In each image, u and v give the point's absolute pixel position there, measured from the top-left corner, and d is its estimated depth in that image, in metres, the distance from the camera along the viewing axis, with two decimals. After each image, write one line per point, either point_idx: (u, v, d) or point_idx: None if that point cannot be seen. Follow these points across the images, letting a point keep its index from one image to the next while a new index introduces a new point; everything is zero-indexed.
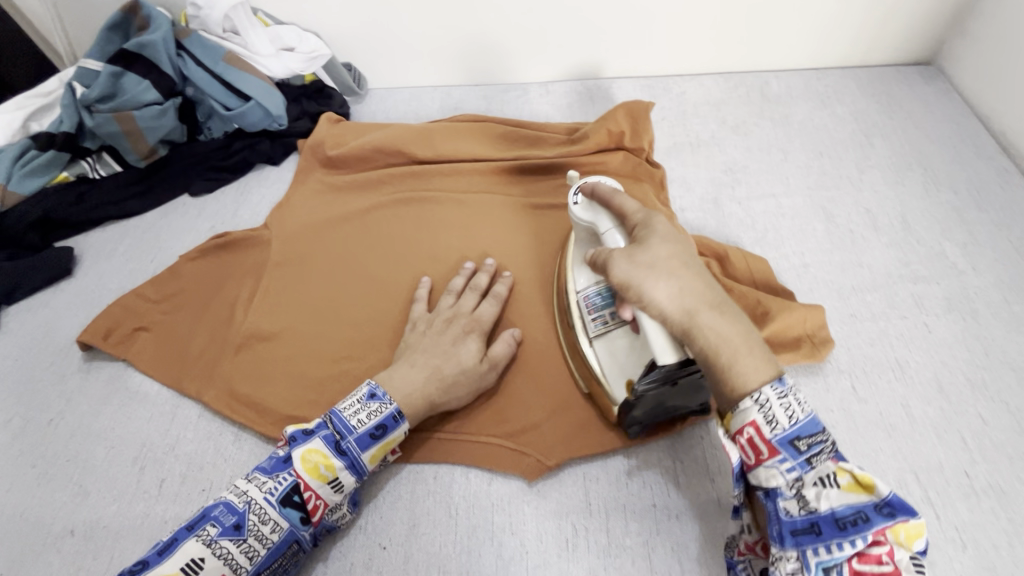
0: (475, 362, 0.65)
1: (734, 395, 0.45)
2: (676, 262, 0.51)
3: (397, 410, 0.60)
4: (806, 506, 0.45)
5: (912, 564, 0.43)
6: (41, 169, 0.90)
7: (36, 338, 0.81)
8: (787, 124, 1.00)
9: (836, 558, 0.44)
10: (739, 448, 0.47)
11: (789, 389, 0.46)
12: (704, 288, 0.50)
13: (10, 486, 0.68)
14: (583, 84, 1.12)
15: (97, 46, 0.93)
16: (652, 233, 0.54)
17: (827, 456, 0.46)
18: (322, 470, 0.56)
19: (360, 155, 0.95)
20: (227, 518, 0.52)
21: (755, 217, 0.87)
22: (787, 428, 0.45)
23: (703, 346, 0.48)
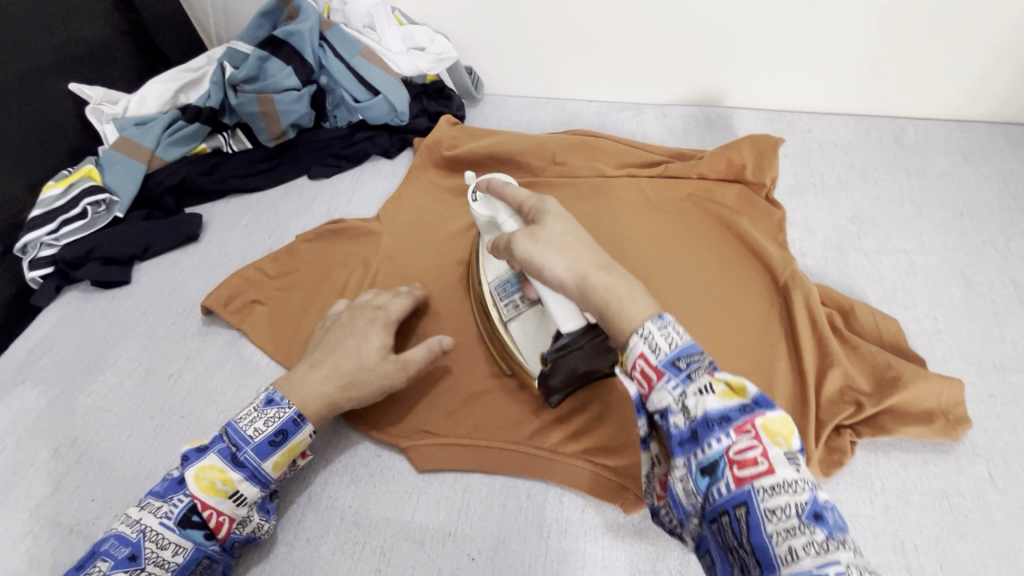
0: (374, 358, 0.65)
1: (673, 395, 0.44)
2: (567, 237, 0.57)
3: (296, 413, 0.61)
4: (686, 409, 0.44)
5: (787, 461, 0.40)
6: (186, 140, 0.97)
7: (164, 296, 0.86)
8: (922, 177, 0.94)
9: (710, 457, 0.42)
10: (632, 377, 0.46)
11: (670, 319, 0.47)
12: (596, 258, 0.55)
13: (131, 432, 0.72)
14: (700, 110, 1.10)
15: (249, 31, 1.00)
16: (546, 212, 0.60)
17: (705, 369, 0.45)
18: (218, 485, 0.57)
19: (474, 159, 0.96)
20: (120, 550, 0.53)
21: (884, 271, 0.81)
22: (669, 351, 0.45)
23: (632, 347, 0.47)
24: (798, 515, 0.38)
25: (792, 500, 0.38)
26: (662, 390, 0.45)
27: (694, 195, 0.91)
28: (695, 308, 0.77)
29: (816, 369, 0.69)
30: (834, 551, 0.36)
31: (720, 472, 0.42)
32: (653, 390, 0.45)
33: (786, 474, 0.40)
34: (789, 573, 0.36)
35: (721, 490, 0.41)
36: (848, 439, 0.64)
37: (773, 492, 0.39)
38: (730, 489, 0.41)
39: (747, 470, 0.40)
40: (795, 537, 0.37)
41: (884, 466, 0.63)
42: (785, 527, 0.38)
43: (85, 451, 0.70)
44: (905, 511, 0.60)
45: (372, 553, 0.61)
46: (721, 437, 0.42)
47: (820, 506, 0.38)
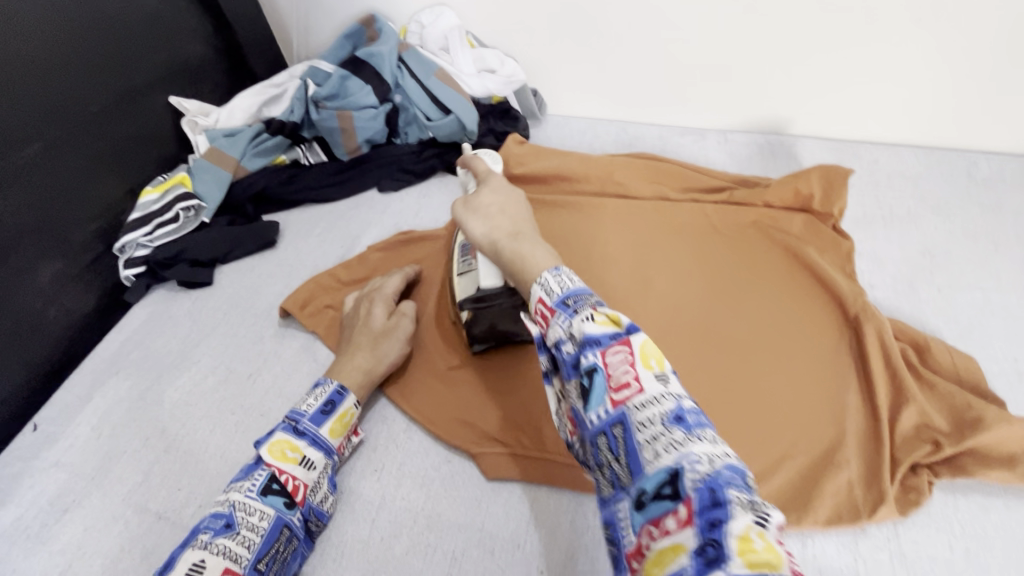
0: (382, 321, 0.76)
1: (562, 326, 0.45)
2: (494, 208, 0.64)
3: (338, 384, 0.69)
4: (572, 335, 0.44)
5: (656, 378, 0.41)
6: (268, 151, 1.03)
7: (244, 298, 0.91)
8: (997, 213, 0.92)
9: (594, 386, 0.42)
10: (535, 319, 0.49)
11: (565, 271, 0.50)
12: (508, 226, 0.61)
13: (214, 426, 0.76)
14: (763, 137, 1.10)
15: (332, 52, 1.07)
16: (483, 216, 0.63)
17: (591, 304, 0.46)
18: (289, 453, 0.63)
19: (544, 179, 1.00)
20: (216, 522, 0.56)
21: (958, 308, 0.80)
22: (561, 292, 0.48)
23: (534, 295, 0.50)
24: (663, 420, 0.39)
25: (657, 409, 0.39)
26: (555, 324, 0.46)
27: (761, 222, 0.91)
28: (758, 338, 0.77)
29: (889, 404, 0.68)
30: (690, 444, 0.37)
31: (600, 398, 0.42)
32: (549, 325, 0.47)
33: (653, 389, 0.41)
34: (654, 472, 0.37)
35: (601, 413, 0.41)
36: (925, 479, 0.63)
37: (642, 406, 0.40)
38: (608, 412, 0.41)
39: (622, 393, 0.41)
40: (658, 441, 0.38)
41: (963, 508, 0.62)
42: (651, 435, 0.39)
43: (172, 442, 0.74)
44: (986, 556, 0.59)
45: (443, 557, 0.63)
46: (592, 355, 0.43)
47: (682, 411, 0.39)
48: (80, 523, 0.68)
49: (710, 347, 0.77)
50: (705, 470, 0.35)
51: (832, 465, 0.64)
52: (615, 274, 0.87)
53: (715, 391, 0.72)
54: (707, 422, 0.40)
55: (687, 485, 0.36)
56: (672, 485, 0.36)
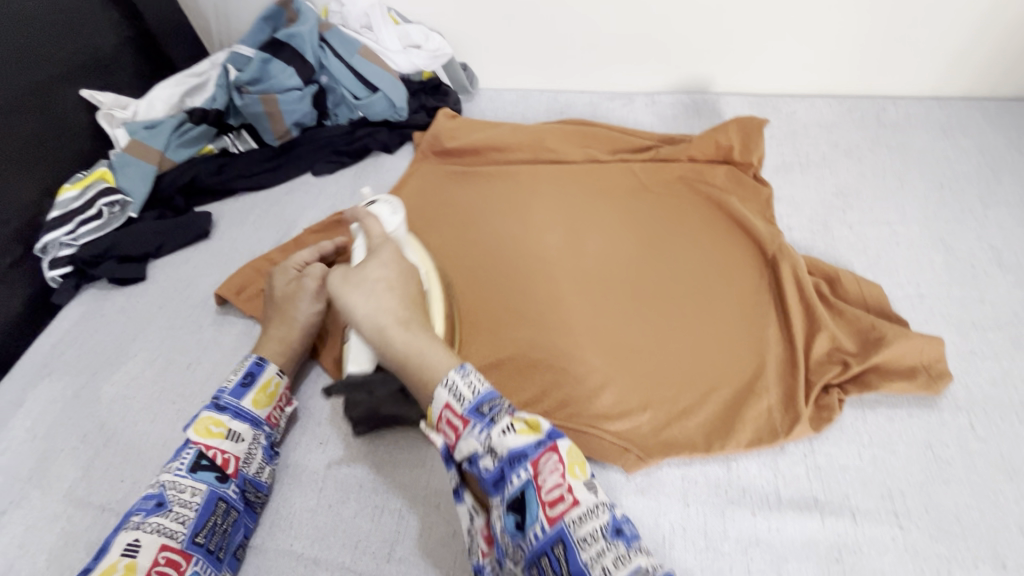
0: (286, 288, 0.76)
1: (479, 438, 0.50)
2: (381, 284, 0.62)
3: (256, 356, 0.70)
4: (493, 450, 0.50)
5: (586, 489, 0.48)
6: (194, 141, 1.02)
7: (178, 290, 0.90)
8: (904, 152, 0.98)
9: (529, 510, 0.48)
10: (443, 428, 0.53)
11: (470, 368, 0.54)
12: (400, 309, 0.61)
13: (154, 417, 0.75)
14: (689, 96, 1.13)
15: (252, 35, 1.05)
16: (375, 255, 0.64)
17: (506, 411, 0.52)
18: (214, 428, 0.63)
19: (475, 150, 1.01)
20: (147, 503, 0.57)
21: (868, 242, 0.85)
22: (472, 399, 0.52)
23: (439, 398, 0.53)
24: (603, 534, 0.46)
25: (597, 523, 0.46)
26: (470, 435, 0.51)
27: (685, 177, 0.94)
28: (684, 286, 0.80)
29: (804, 333, 0.73)
30: (633, 556, 0.45)
31: (536, 518, 0.47)
32: (461, 437, 0.51)
33: (586, 500, 0.48)
34: None
35: (540, 532, 0.47)
36: (836, 396, 0.67)
37: (578, 521, 0.46)
38: (546, 529, 0.47)
39: (558, 509, 0.47)
40: (602, 553, 0.45)
41: (870, 421, 0.67)
42: (595, 550, 0.45)
43: (111, 436, 0.74)
44: (891, 461, 0.63)
45: (391, 517, 0.64)
46: (521, 472, 0.48)
47: (619, 522, 0.47)
48: (18, 524, 0.67)
49: (639, 299, 0.80)
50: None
51: (752, 394, 0.69)
52: (549, 237, 0.89)
53: (643, 337, 0.75)
54: (631, 527, 0.48)
55: None
56: None
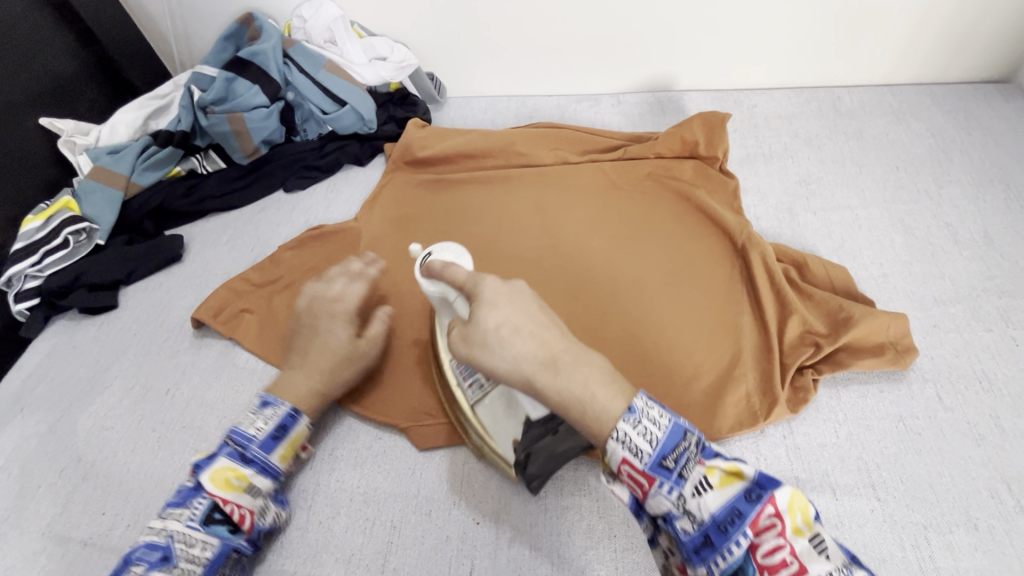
0: (344, 347, 0.70)
1: (669, 497, 0.47)
2: (505, 329, 0.53)
3: (291, 408, 0.66)
4: (689, 511, 0.46)
5: (816, 548, 0.42)
6: (160, 164, 0.99)
7: (153, 316, 0.88)
8: (861, 138, 1.01)
9: (732, 562, 0.44)
10: (624, 482, 0.49)
11: (639, 410, 0.48)
12: (546, 346, 0.52)
13: (134, 446, 0.74)
14: (653, 95, 1.15)
15: (213, 55, 1.04)
16: (482, 299, 0.55)
17: (695, 461, 0.47)
18: (234, 482, 0.60)
19: (447, 158, 1.01)
20: (151, 554, 0.55)
21: (832, 227, 0.88)
22: (653, 450, 0.47)
23: (612, 452, 0.48)
24: None
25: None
26: (658, 493, 0.47)
27: (655, 173, 0.96)
28: (660, 279, 0.82)
29: (777, 318, 0.75)
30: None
31: (745, 574, 0.43)
32: (647, 492, 0.48)
33: (821, 566, 0.41)
34: None
35: None
36: (810, 377, 0.69)
37: None
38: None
39: (771, 566, 0.43)
40: None
41: (844, 398, 0.69)
42: None
43: (90, 468, 0.72)
44: (866, 435, 0.66)
45: (383, 528, 0.64)
46: (734, 536, 0.44)
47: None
48: None
49: (619, 295, 0.81)
50: None
51: (731, 380, 0.70)
52: (527, 239, 0.90)
53: (623, 330, 0.77)
54: None
55: None
56: None
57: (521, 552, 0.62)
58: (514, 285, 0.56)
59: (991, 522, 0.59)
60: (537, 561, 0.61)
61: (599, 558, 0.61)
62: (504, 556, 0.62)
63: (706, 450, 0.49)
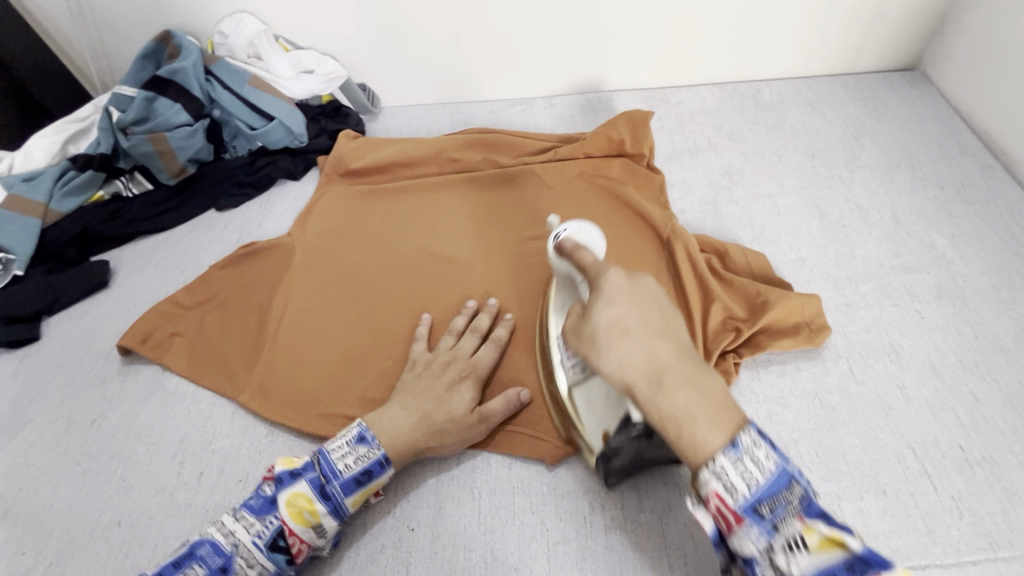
0: (464, 413, 0.67)
1: (755, 543, 0.43)
2: (618, 329, 0.46)
3: (384, 456, 0.62)
4: (774, 565, 0.43)
5: None
6: (80, 189, 0.96)
7: (77, 345, 0.85)
8: (780, 130, 1.06)
9: None
10: (710, 514, 0.45)
11: (747, 444, 0.42)
12: (668, 357, 0.45)
13: (58, 482, 0.72)
14: (584, 97, 1.18)
15: (131, 74, 1.01)
16: (600, 292, 0.49)
17: (794, 517, 0.43)
18: (306, 515, 0.59)
19: (380, 168, 1.01)
20: (213, 560, 0.57)
21: (753, 215, 0.91)
22: (748, 493, 0.42)
23: (705, 482, 0.43)
24: None
25: None
26: (745, 536, 0.43)
27: (584, 172, 0.97)
28: None
29: (700, 306, 0.77)
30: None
31: None
32: (733, 531, 0.44)
33: None
34: None
35: None
36: (731, 361, 0.72)
37: None
38: None
39: None
40: None
41: (764, 378, 0.72)
42: None
43: (11, 507, 0.70)
44: (784, 414, 0.69)
45: None
46: None
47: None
48: None
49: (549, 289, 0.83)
50: None
51: None
52: (461, 247, 0.90)
53: None
54: None
55: None
56: None
57: (455, 554, 0.63)
58: (638, 279, 0.50)
59: (898, 487, 0.62)
60: (471, 562, 0.62)
61: (531, 555, 0.62)
62: (438, 560, 0.62)
63: (807, 498, 0.44)
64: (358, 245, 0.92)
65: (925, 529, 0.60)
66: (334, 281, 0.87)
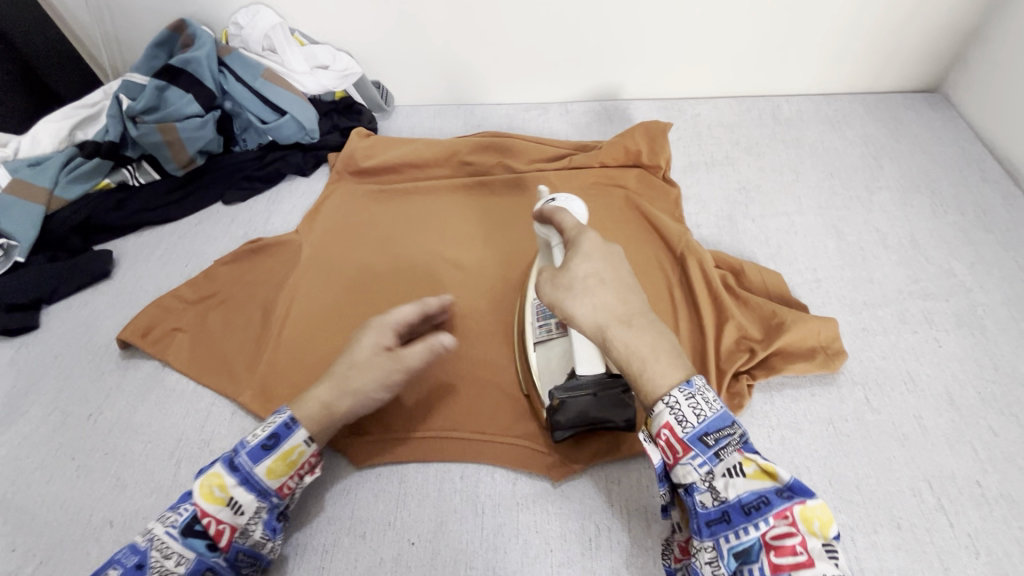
0: (370, 356, 0.62)
1: (699, 471, 0.50)
2: (592, 279, 0.54)
3: (287, 416, 0.59)
4: (713, 490, 0.50)
5: (826, 552, 0.45)
6: (85, 176, 0.95)
7: (75, 336, 0.84)
8: (798, 146, 1.04)
9: (744, 542, 0.48)
10: (658, 446, 0.52)
11: (696, 387, 0.51)
12: (619, 304, 0.53)
13: (50, 478, 0.70)
14: (601, 105, 1.16)
15: (144, 62, 1.00)
16: (579, 248, 0.56)
17: (733, 447, 0.51)
18: (217, 491, 0.56)
19: (391, 168, 1.00)
20: (129, 558, 0.54)
21: (769, 233, 0.90)
22: (696, 426, 0.50)
23: (659, 416, 0.51)
24: None
25: None
26: (689, 466, 0.51)
27: (599, 182, 0.95)
28: None
29: (714, 324, 0.75)
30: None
31: (754, 563, 0.47)
32: (679, 463, 0.51)
33: (825, 567, 0.45)
34: None
35: (752, 575, 0.47)
36: (745, 383, 0.70)
37: None
38: (766, 574, 0.46)
39: (785, 559, 0.46)
40: None
41: (778, 403, 0.70)
42: None
43: (1, 503, 0.68)
44: (797, 439, 0.67)
45: (314, 553, 0.63)
46: (760, 523, 0.48)
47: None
48: None
49: None
50: None
51: None
52: (470, 252, 0.88)
53: None
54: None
55: None
56: None
57: (456, 571, 0.61)
58: (612, 248, 0.57)
59: (913, 521, 0.61)
60: None
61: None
62: None
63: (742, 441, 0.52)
64: (365, 247, 0.90)
65: (940, 566, 0.58)
66: (339, 282, 0.86)
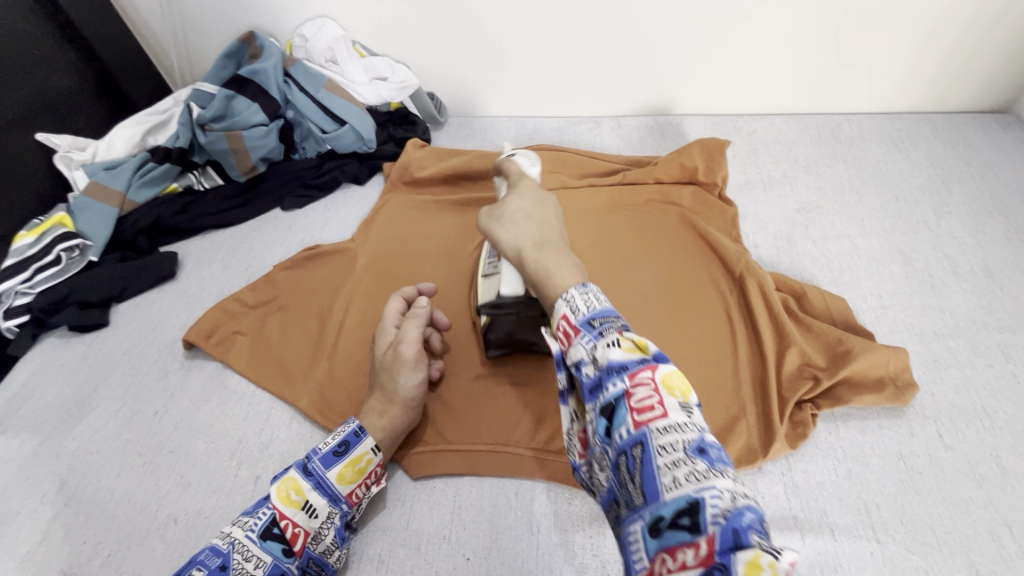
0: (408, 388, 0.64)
1: (585, 347, 0.45)
2: (520, 213, 0.63)
3: (357, 425, 0.63)
4: (595, 359, 0.44)
5: (681, 408, 0.40)
6: (156, 180, 0.99)
7: (143, 334, 0.87)
8: (860, 166, 1.01)
9: (612, 399, 0.42)
10: (557, 335, 0.48)
11: (592, 288, 0.49)
12: (538, 233, 0.61)
13: (120, 472, 0.73)
14: (653, 120, 1.16)
15: (214, 72, 1.04)
16: (513, 192, 0.66)
17: (616, 327, 0.46)
18: (294, 495, 0.58)
19: (443, 179, 1.01)
20: (212, 560, 0.52)
21: (830, 256, 0.87)
22: (587, 311, 0.47)
23: (558, 310, 0.49)
24: (685, 448, 0.38)
25: (680, 437, 0.38)
26: (578, 344, 0.46)
27: (653, 199, 0.94)
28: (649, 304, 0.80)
29: (775, 349, 0.74)
30: (712, 477, 0.36)
31: (622, 419, 0.41)
32: (571, 345, 0.46)
33: (677, 417, 0.40)
34: (671, 499, 0.36)
35: (622, 433, 0.40)
36: (809, 412, 0.68)
37: (665, 431, 0.39)
38: (630, 431, 0.40)
39: (645, 415, 0.40)
40: (678, 469, 0.37)
41: (843, 434, 0.68)
42: (671, 462, 0.37)
43: (74, 494, 0.71)
44: (865, 473, 0.65)
45: (369, 563, 0.63)
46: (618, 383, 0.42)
47: (704, 443, 0.38)
48: None
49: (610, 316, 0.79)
50: (726, 506, 0.34)
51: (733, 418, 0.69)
52: None
53: None
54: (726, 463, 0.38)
55: (707, 520, 0.34)
56: (690, 515, 0.35)
57: None
58: (547, 195, 0.67)
59: (993, 568, 0.58)
60: None
61: None
62: None
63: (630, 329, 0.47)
64: (417, 257, 0.91)
65: None
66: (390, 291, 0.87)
